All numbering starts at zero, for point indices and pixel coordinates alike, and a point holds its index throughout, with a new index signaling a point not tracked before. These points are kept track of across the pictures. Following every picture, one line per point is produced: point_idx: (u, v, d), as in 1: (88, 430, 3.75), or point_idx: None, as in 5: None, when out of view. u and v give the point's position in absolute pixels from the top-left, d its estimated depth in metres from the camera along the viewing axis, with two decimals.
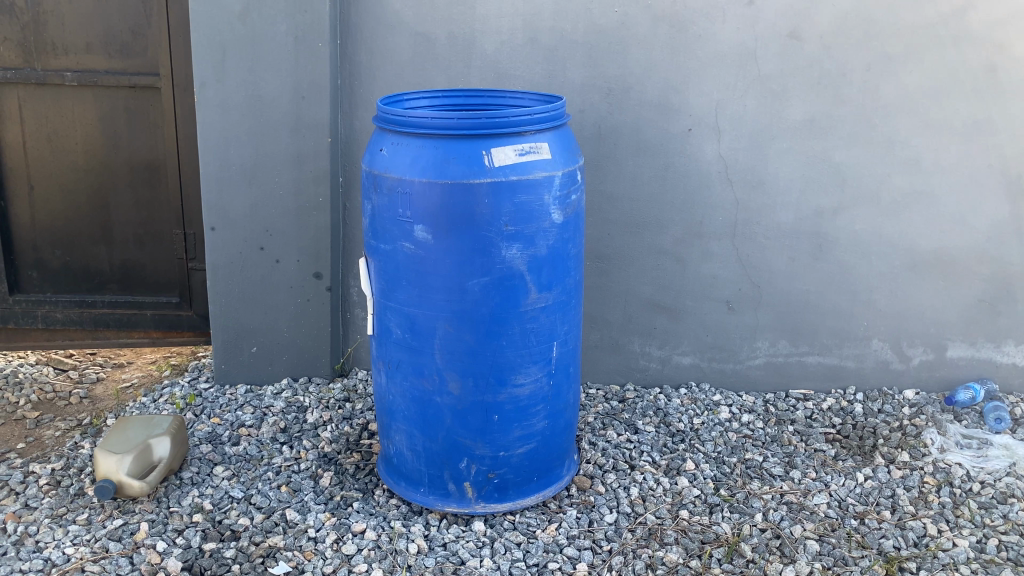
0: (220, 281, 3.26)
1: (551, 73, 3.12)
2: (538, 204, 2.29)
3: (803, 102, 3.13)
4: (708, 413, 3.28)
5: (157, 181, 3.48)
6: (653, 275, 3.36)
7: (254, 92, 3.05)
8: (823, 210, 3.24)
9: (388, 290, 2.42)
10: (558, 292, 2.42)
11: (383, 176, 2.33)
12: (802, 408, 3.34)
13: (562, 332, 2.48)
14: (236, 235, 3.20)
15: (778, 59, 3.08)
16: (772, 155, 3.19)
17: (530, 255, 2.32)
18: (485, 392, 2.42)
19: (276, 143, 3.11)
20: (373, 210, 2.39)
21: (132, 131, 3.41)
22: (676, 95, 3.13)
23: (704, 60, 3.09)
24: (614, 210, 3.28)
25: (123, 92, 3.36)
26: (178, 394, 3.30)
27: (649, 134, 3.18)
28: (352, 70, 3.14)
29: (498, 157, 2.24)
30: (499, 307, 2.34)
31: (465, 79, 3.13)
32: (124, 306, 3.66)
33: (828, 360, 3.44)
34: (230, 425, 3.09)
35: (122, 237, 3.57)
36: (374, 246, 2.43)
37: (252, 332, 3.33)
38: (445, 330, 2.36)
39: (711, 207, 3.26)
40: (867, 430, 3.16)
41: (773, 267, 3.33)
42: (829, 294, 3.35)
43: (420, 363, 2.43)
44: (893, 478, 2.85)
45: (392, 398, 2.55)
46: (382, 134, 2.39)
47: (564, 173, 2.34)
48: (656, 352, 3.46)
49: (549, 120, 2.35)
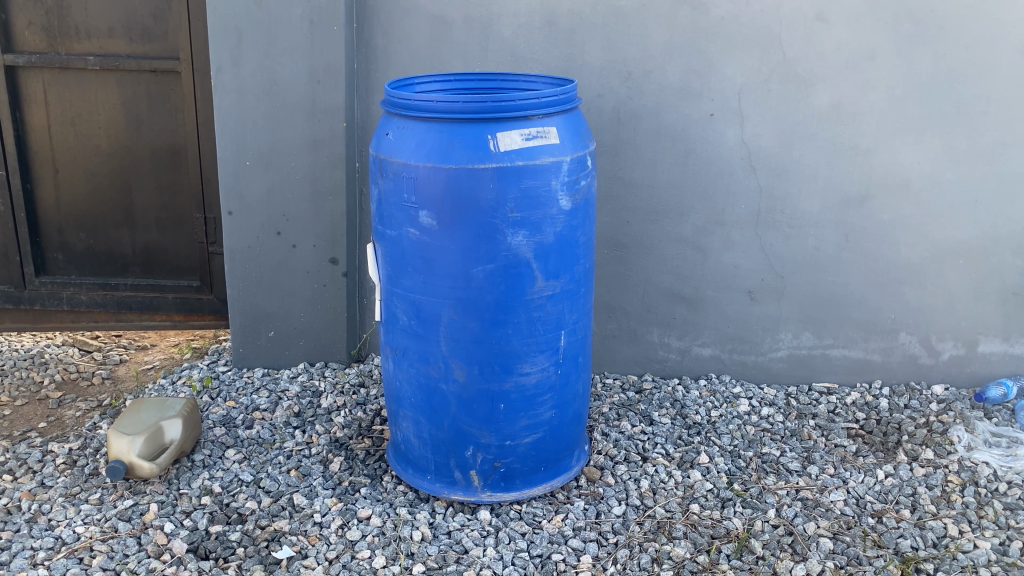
0: (238, 266, 3.27)
1: (569, 57, 3.06)
2: (544, 190, 2.25)
3: (829, 87, 3.03)
4: (727, 405, 3.21)
5: (178, 165, 3.51)
6: (673, 263, 3.29)
7: (270, 77, 3.05)
8: (849, 198, 3.15)
9: (394, 276, 2.41)
10: (567, 280, 2.37)
11: (389, 161, 2.30)
12: (824, 402, 3.25)
13: (570, 321, 2.43)
14: (253, 219, 3.21)
15: (803, 43, 2.98)
16: (797, 142, 3.09)
17: (537, 242, 2.28)
18: (491, 380, 2.38)
19: (292, 127, 3.10)
20: (380, 194, 2.37)
21: (153, 115, 3.44)
22: (698, 79, 3.05)
23: (727, 44, 3.00)
24: (633, 197, 3.21)
25: (144, 76, 3.38)
26: (196, 376, 3.34)
27: (669, 120, 3.10)
28: (369, 55, 3.12)
29: (504, 142, 2.20)
30: (505, 295, 2.30)
31: (482, 63, 3.09)
32: (146, 289, 3.69)
33: (853, 354, 3.34)
34: (245, 409, 3.10)
35: (144, 221, 3.60)
36: (381, 231, 2.41)
37: (269, 316, 3.34)
38: (450, 317, 2.33)
39: (732, 195, 3.18)
40: (891, 426, 3.07)
41: (797, 257, 3.24)
42: (855, 286, 3.25)
43: (426, 350, 2.40)
44: (915, 476, 2.76)
45: (399, 385, 2.53)
46: (389, 118, 2.37)
47: (573, 159, 2.29)
48: (676, 343, 3.39)
49: (558, 104, 2.30)
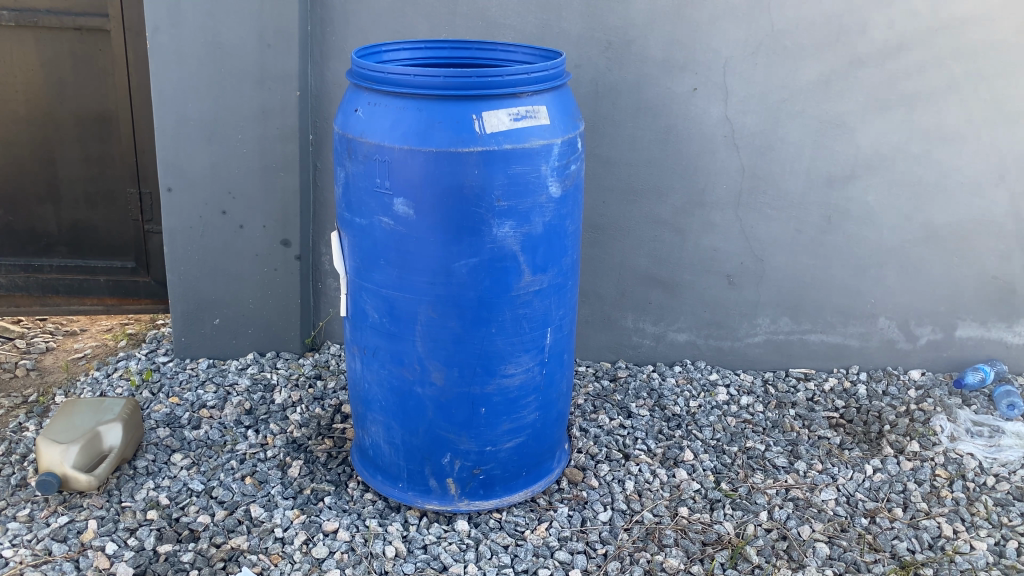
0: (179, 248, 2.98)
1: (545, 24, 2.83)
2: (534, 176, 2.04)
3: (818, 61, 2.87)
4: (705, 394, 3.07)
5: (108, 135, 3.16)
6: (650, 246, 3.12)
7: (213, 39, 2.72)
8: (834, 179, 3.01)
9: (364, 270, 2.17)
10: (554, 273, 2.18)
11: (359, 141, 2.05)
12: (803, 389, 3.15)
13: (557, 317, 2.24)
14: (196, 197, 2.91)
15: (793, 14, 2.81)
16: (783, 119, 2.93)
17: (524, 233, 2.07)
18: (472, 383, 2.18)
19: (238, 96, 2.79)
20: (347, 178, 2.12)
21: (79, 78, 3.08)
22: (682, 51, 2.85)
23: (714, 13, 2.81)
24: (610, 176, 3.02)
25: (68, 35, 3.02)
26: (134, 369, 3.05)
27: (650, 94, 2.91)
28: (324, 15, 2.82)
29: (490, 123, 1.98)
30: (488, 291, 2.09)
31: (450, 29, 2.83)
32: (74, 271, 3.37)
33: (831, 339, 3.24)
34: (190, 406, 2.84)
35: (71, 196, 3.25)
36: (348, 219, 2.16)
37: (214, 302, 3.07)
38: (427, 316, 2.11)
39: (714, 174, 3.01)
40: (872, 414, 2.99)
41: (778, 240, 3.10)
42: (837, 269, 3.14)
43: (399, 350, 2.18)
44: (903, 471, 2.67)
45: (368, 386, 2.31)
46: (357, 92, 2.11)
47: (564, 142, 2.08)
48: (650, 329, 3.24)
49: (547, 80, 2.08)
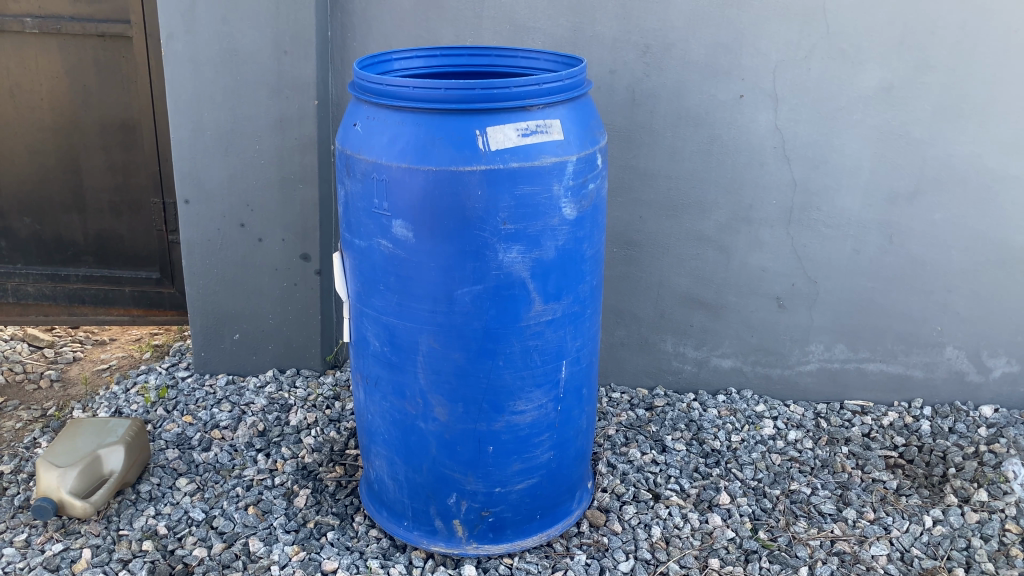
0: (197, 261, 2.89)
1: (577, 27, 2.63)
2: (544, 197, 1.85)
3: (879, 66, 2.60)
4: (750, 428, 2.83)
5: (132, 144, 3.10)
6: (691, 265, 2.89)
7: (229, 46, 2.62)
8: (896, 194, 2.73)
9: (364, 295, 2.02)
10: (569, 302, 1.99)
11: (356, 158, 1.90)
12: (859, 425, 2.88)
13: (573, 349, 2.05)
14: (213, 209, 2.81)
15: (851, 13, 2.55)
16: (839, 129, 2.67)
17: (534, 259, 1.89)
18: (478, 420, 2.01)
19: (255, 105, 2.68)
20: (347, 197, 1.97)
21: (103, 86, 3.02)
22: (727, 55, 2.62)
23: (763, 13, 2.57)
24: (648, 189, 2.80)
25: (92, 42, 2.96)
26: (152, 384, 2.97)
27: (691, 101, 2.68)
28: (345, 20, 2.68)
29: (495, 139, 1.80)
30: (494, 321, 1.92)
31: (476, 33, 2.66)
32: (100, 281, 3.32)
33: (892, 369, 2.96)
34: (203, 426, 2.74)
35: (97, 205, 3.21)
36: (349, 240, 2.01)
37: (233, 317, 2.97)
38: (429, 346, 1.95)
39: (762, 189, 2.76)
40: (935, 455, 2.71)
41: (833, 260, 2.83)
42: (899, 293, 2.86)
43: (401, 382, 2.02)
44: (967, 524, 2.39)
45: (371, 418, 2.16)
46: (358, 105, 1.96)
47: (579, 159, 1.89)
48: (692, 353, 3.01)
49: (563, 90, 1.89)
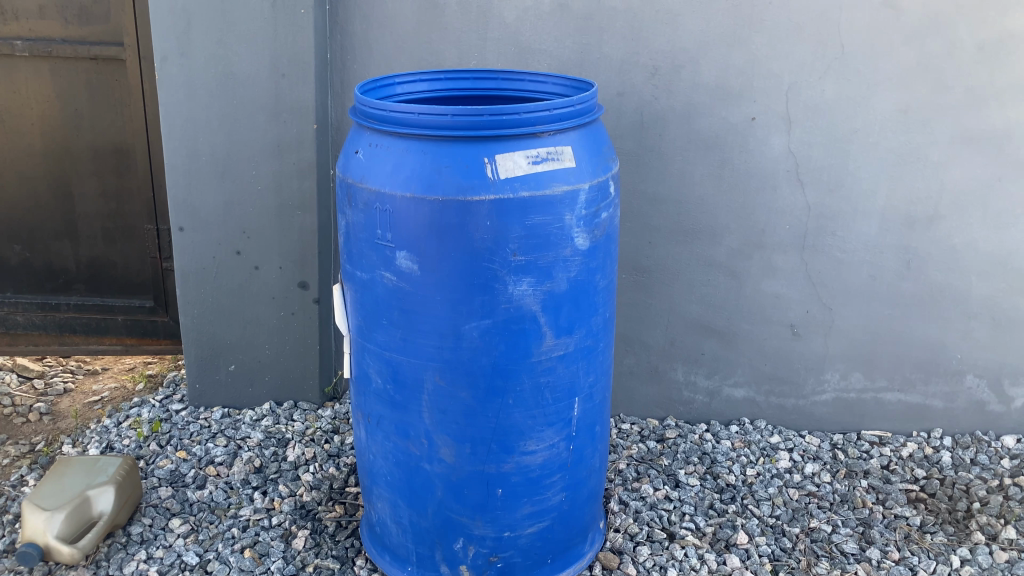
0: (191, 290, 2.79)
1: (583, 49, 2.55)
2: (556, 228, 1.76)
3: (895, 87, 2.52)
4: (765, 461, 2.73)
5: (126, 169, 3.01)
6: (703, 292, 2.80)
7: (225, 69, 2.53)
8: (914, 219, 2.65)
9: (365, 330, 1.92)
10: (582, 336, 1.89)
11: (358, 186, 1.81)
12: (877, 456, 2.78)
13: (586, 385, 1.95)
14: (208, 236, 2.72)
15: (867, 33, 2.48)
16: (855, 152, 2.59)
17: (545, 292, 1.80)
18: (486, 461, 1.91)
19: (252, 129, 2.59)
20: (348, 227, 1.88)
21: (95, 110, 2.93)
22: (739, 76, 2.54)
23: (776, 34, 2.49)
24: (658, 214, 2.72)
25: (84, 65, 2.88)
26: (145, 418, 2.86)
27: (703, 124, 2.60)
28: (345, 42, 2.60)
29: (505, 167, 1.71)
30: (503, 357, 1.82)
31: (480, 54, 2.58)
32: (92, 310, 3.22)
33: (910, 399, 2.86)
34: (197, 462, 2.63)
35: (88, 232, 3.11)
36: (350, 272, 1.92)
37: (229, 348, 2.87)
38: (435, 384, 1.85)
39: (776, 214, 2.68)
40: (958, 488, 2.61)
41: (849, 286, 2.75)
42: (917, 320, 2.77)
43: (405, 422, 1.92)
44: (996, 564, 2.29)
45: (373, 458, 2.05)
46: (360, 131, 1.87)
47: (592, 187, 1.81)
48: (703, 383, 2.91)
49: (575, 115, 1.81)
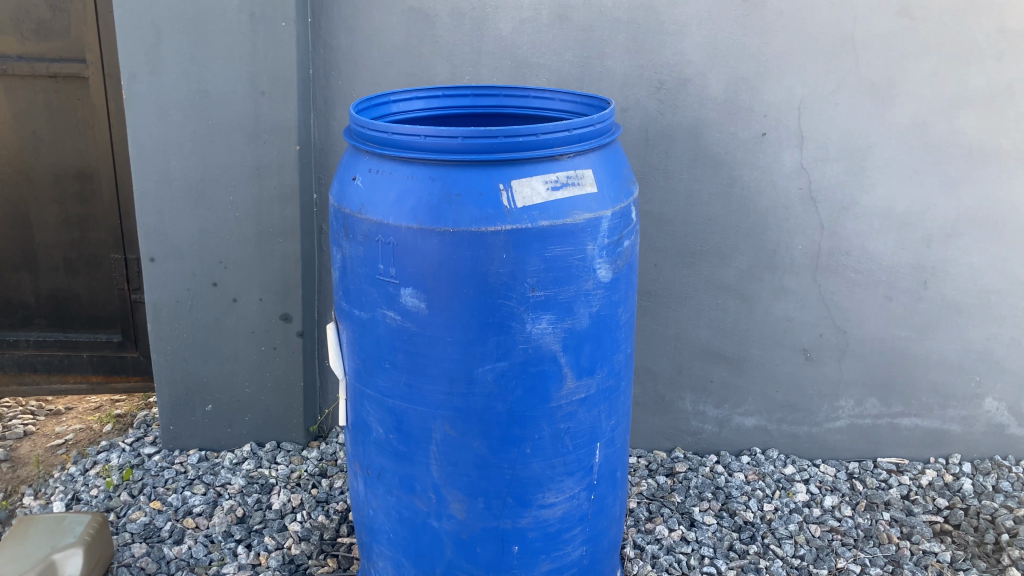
0: (164, 325, 2.58)
1: (584, 62, 2.40)
2: (578, 260, 1.60)
3: (912, 99, 2.40)
4: (781, 494, 2.59)
5: (89, 195, 2.79)
6: (711, 317, 2.65)
7: (199, 88, 2.34)
8: (931, 237, 2.53)
9: (365, 374, 1.74)
10: (603, 377, 1.73)
11: (357, 217, 1.63)
12: (897, 485, 2.65)
13: (607, 429, 1.79)
14: (182, 267, 2.51)
15: (882, 43, 2.35)
16: (870, 168, 2.47)
17: (566, 330, 1.63)
18: (501, 517, 1.73)
19: (229, 152, 2.40)
20: (345, 262, 1.70)
21: (55, 132, 2.72)
22: (749, 90, 2.40)
23: (788, 45, 2.36)
24: (664, 236, 2.57)
25: (43, 83, 2.66)
26: (114, 464, 2.64)
27: (711, 140, 2.45)
28: (329, 57, 2.43)
29: (522, 194, 1.55)
30: (521, 403, 1.65)
31: (474, 69, 2.42)
32: (54, 346, 2.99)
33: (928, 424, 2.74)
34: (173, 513, 2.42)
35: (50, 263, 2.89)
36: (346, 310, 1.74)
37: (206, 386, 2.66)
38: (444, 434, 1.67)
39: (788, 234, 2.54)
40: (984, 518, 2.49)
41: (864, 308, 2.62)
42: (935, 342, 2.65)
43: (410, 475, 1.74)
44: None
45: (373, 513, 1.87)
46: (356, 155, 1.70)
47: (615, 214, 1.65)
48: (713, 412, 2.76)
49: (594, 135, 1.65)
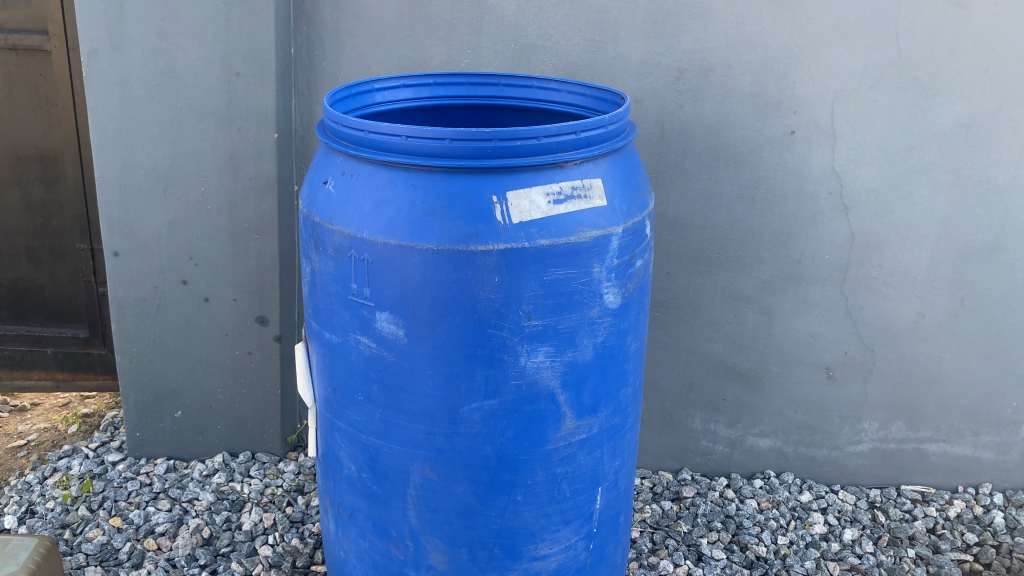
0: (129, 324, 2.36)
1: (596, 48, 2.16)
2: (582, 284, 1.38)
3: (958, 98, 2.16)
4: (797, 526, 2.38)
5: (53, 179, 2.56)
6: (726, 330, 2.43)
7: (167, 66, 2.10)
8: (972, 250, 2.30)
9: (336, 404, 1.52)
10: (608, 415, 1.52)
11: (327, 227, 1.41)
12: (922, 518, 2.44)
13: (610, 471, 1.58)
14: (149, 263, 2.29)
15: (928, 34, 2.11)
16: (908, 173, 2.23)
17: (566, 364, 1.41)
18: (487, 570, 1.52)
19: (200, 138, 2.17)
20: (314, 277, 1.48)
21: (15, 110, 2.49)
22: (778, 83, 2.16)
23: (823, 33, 2.11)
24: (679, 242, 2.34)
25: (2, 56, 2.43)
26: (74, 473, 2.43)
27: (734, 138, 2.22)
28: (312, 35, 2.19)
29: (518, 208, 1.32)
30: (512, 446, 1.43)
31: (474, 52, 2.18)
32: (17, 341, 2.79)
33: (957, 451, 2.53)
34: (133, 533, 2.21)
35: (11, 252, 2.68)
36: (316, 331, 1.52)
37: (175, 391, 2.45)
38: (423, 478, 1.46)
39: (815, 242, 2.31)
40: (1018, 558, 2.28)
41: (894, 325, 2.39)
42: (969, 364, 2.42)
43: (385, 520, 1.53)
44: None
45: (345, 556, 1.66)
46: (330, 155, 1.47)
47: (626, 231, 1.42)
48: (724, 432, 2.55)
49: (605, 138, 1.42)
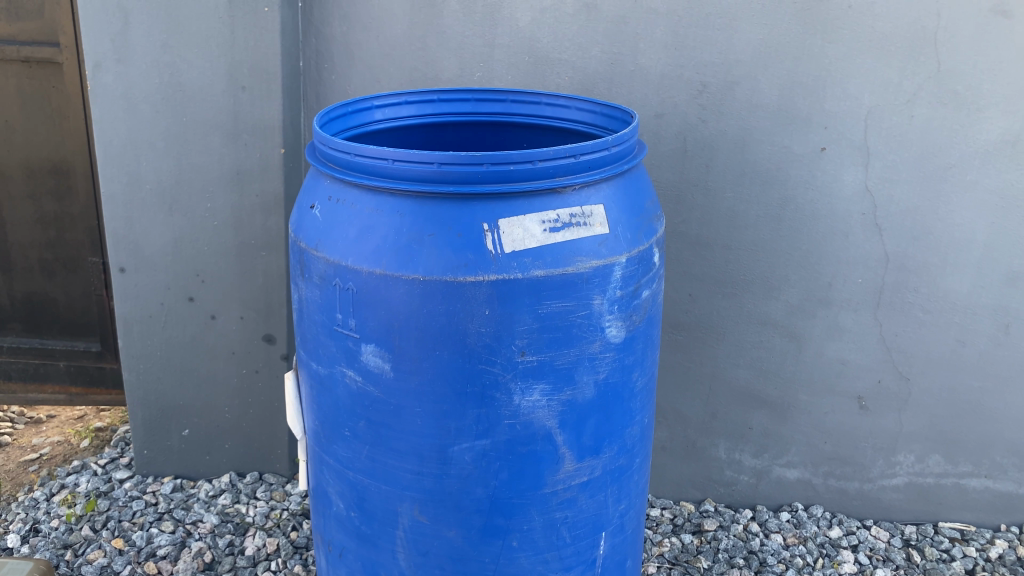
0: (135, 341, 2.32)
1: (614, 60, 2.07)
2: (581, 317, 1.28)
3: (1003, 113, 2.02)
4: (824, 564, 2.24)
5: (65, 192, 2.54)
6: (752, 356, 2.31)
7: (173, 80, 2.06)
8: (1018, 275, 2.15)
9: (325, 438, 1.45)
10: (611, 455, 1.42)
11: (313, 254, 1.33)
12: (961, 558, 2.29)
13: (614, 514, 1.48)
14: (155, 279, 2.25)
15: (970, 44, 1.97)
16: (948, 193, 2.09)
17: (564, 403, 1.32)
18: None
19: (206, 153, 2.12)
20: (301, 305, 1.41)
21: (28, 122, 2.46)
22: (807, 98, 2.04)
23: (855, 45, 1.99)
24: (701, 263, 2.23)
25: (15, 68, 2.41)
26: (80, 491, 2.39)
27: (760, 155, 2.10)
28: (321, 47, 2.12)
29: (511, 236, 1.23)
30: (506, 489, 1.34)
31: (488, 64, 2.10)
32: (30, 354, 2.76)
33: (1000, 487, 2.37)
34: (133, 555, 2.15)
35: (25, 264, 2.66)
36: (304, 361, 1.45)
37: (182, 409, 2.40)
38: (412, 519, 1.37)
39: (847, 265, 2.18)
40: None
41: (932, 354, 2.25)
42: (1014, 396, 2.27)
43: (374, 562, 1.45)
44: None
45: None
46: (319, 177, 1.40)
47: (631, 261, 1.32)
48: (750, 462, 2.43)
49: (609, 161, 1.32)
